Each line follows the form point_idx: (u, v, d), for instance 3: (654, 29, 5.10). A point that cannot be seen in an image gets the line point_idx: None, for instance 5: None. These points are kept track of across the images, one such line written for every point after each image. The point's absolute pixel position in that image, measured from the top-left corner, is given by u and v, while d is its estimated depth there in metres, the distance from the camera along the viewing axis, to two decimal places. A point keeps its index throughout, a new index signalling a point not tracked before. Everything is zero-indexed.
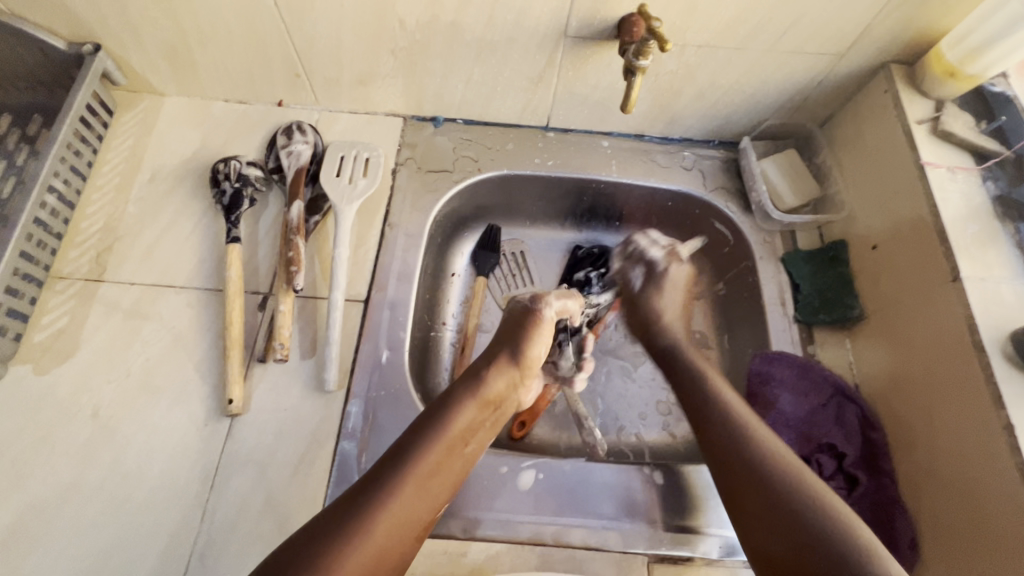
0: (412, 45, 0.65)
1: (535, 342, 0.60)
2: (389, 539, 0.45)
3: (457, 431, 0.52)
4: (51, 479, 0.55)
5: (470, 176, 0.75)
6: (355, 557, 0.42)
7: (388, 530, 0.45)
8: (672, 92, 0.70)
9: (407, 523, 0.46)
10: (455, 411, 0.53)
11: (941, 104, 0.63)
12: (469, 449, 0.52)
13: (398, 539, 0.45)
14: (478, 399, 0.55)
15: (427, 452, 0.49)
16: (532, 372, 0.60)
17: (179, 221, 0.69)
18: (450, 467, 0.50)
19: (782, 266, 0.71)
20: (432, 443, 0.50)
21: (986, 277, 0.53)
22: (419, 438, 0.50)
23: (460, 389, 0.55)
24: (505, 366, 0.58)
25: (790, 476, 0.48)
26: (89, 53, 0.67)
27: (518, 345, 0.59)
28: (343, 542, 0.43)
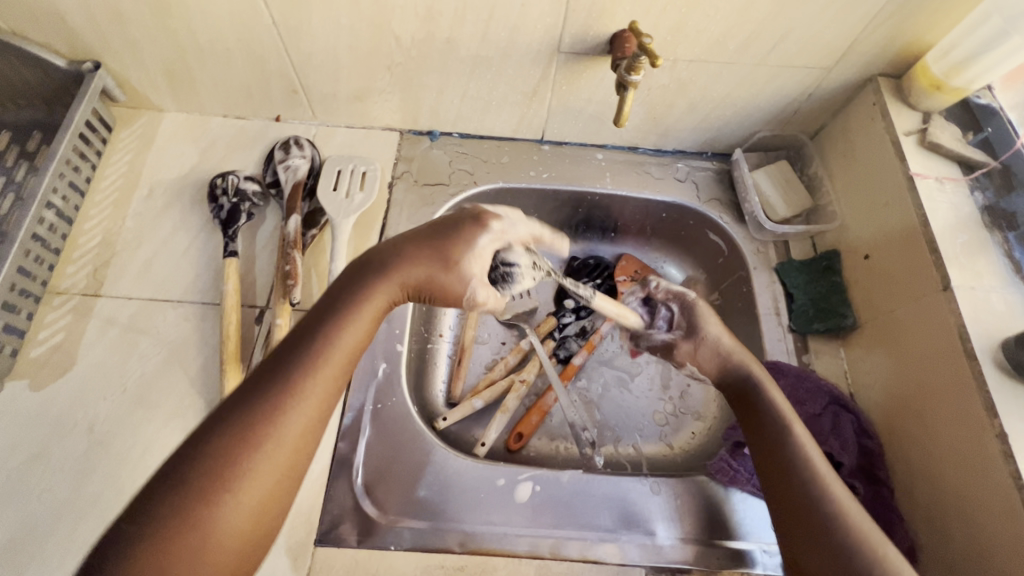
0: (408, 61, 0.66)
1: (460, 243, 0.51)
2: (275, 459, 0.38)
3: (351, 333, 0.44)
4: (45, 496, 0.55)
5: (466, 189, 0.76)
6: (237, 485, 0.37)
7: (269, 449, 0.38)
8: (665, 105, 0.71)
9: (296, 441, 0.39)
10: (341, 319, 0.44)
11: (928, 115, 0.64)
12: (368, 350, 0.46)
13: (284, 459, 0.39)
14: (378, 295, 0.47)
15: (330, 339, 0.43)
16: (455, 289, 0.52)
17: (177, 235, 0.69)
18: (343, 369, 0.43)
19: (776, 275, 0.71)
20: (337, 326, 0.44)
21: (976, 286, 0.54)
22: (301, 347, 0.42)
23: (372, 273, 0.48)
24: (406, 269, 0.48)
25: (810, 468, 0.46)
26: (89, 71, 0.68)
27: (439, 246, 0.50)
28: (216, 474, 0.36)
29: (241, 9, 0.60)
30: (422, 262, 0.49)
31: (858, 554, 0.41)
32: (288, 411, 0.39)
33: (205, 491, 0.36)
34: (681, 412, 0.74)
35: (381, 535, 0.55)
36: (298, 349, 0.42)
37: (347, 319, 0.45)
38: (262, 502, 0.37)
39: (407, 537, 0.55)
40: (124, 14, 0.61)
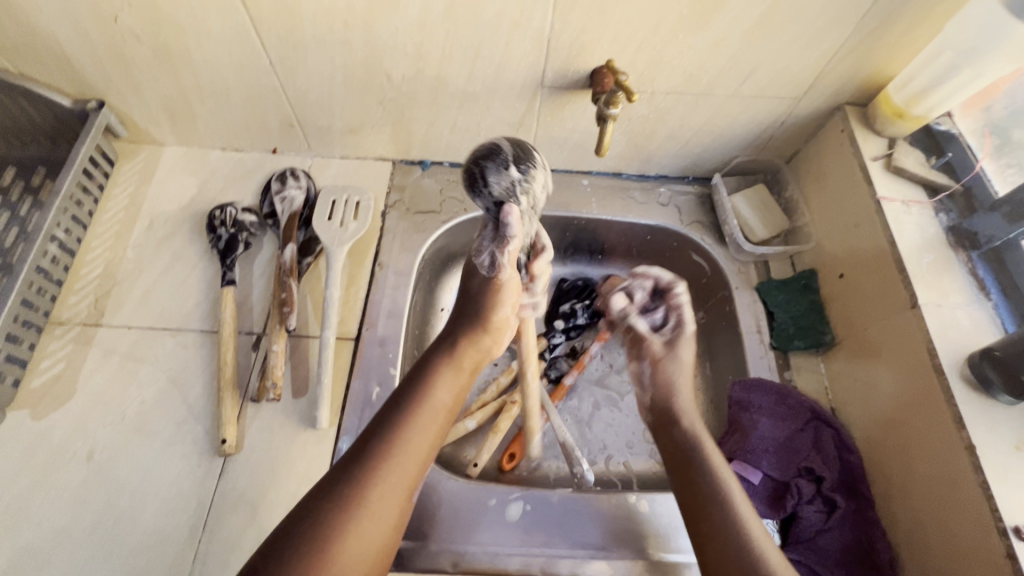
0: (399, 96, 0.70)
1: (501, 302, 0.61)
2: (387, 507, 0.47)
3: (440, 400, 0.54)
4: (44, 524, 0.56)
5: (457, 216, 0.79)
6: (354, 525, 0.45)
7: (383, 495, 0.47)
8: (645, 134, 0.74)
9: (403, 490, 0.49)
10: (433, 382, 0.55)
11: (893, 142, 0.67)
12: (453, 415, 0.55)
13: (393, 505, 0.48)
14: (453, 362, 0.57)
15: (414, 416, 0.52)
16: (501, 334, 0.62)
17: (176, 265, 0.72)
18: (433, 430, 0.52)
19: (757, 295, 0.74)
20: (417, 404, 0.53)
21: (942, 303, 0.56)
22: (400, 412, 0.52)
23: (436, 357, 0.58)
24: (474, 331, 0.60)
25: (717, 488, 0.52)
26: (93, 109, 0.71)
27: (483, 307, 0.60)
28: (339, 517, 0.45)
29: (240, 51, 0.63)
30: (472, 327, 0.60)
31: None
32: (394, 464, 0.49)
33: (333, 531, 0.44)
34: None
35: None
36: (402, 412, 0.52)
37: (433, 386, 0.55)
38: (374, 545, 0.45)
39: (401, 558, 0.56)
40: (129, 56, 0.64)
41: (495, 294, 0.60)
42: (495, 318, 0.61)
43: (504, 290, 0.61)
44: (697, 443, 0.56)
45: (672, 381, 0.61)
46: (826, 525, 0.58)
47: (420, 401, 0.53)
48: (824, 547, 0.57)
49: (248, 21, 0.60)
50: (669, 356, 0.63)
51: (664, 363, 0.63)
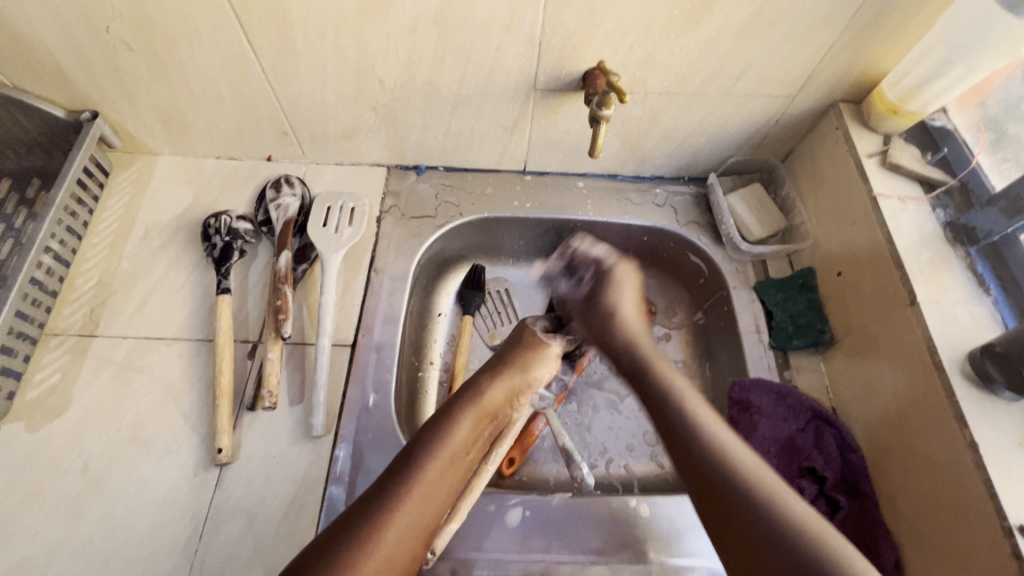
0: (392, 102, 0.70)
1: (540, 364, 0.63)
2: (397, 551, 0.47)
3: (460, 445, 0.54)
4: (39, 537, 0.55)
5: (453, 220, 0.78)
6: (367, 566, 0.44)
7: (396, 536, 0.47)
8: (640, 135, 0.74)
9: (413, 530, 0.48)
10: (456, 425, 0.55)
11: (888, 138, 0.67)
12: (469, 461, 0.55)
13: (404, 548, 0.47)
14: (478, 408, 0.58)
15: (434, 461, 0.52)
16: (531, 390, 0.63)
17: (171, 274, 0.71)
18: (451, 477, 0.53)
19: (755, 294, 0.73)
20: (439, 449, 0.53)
21: (942, 300, 0.56)
22: (422, 453, 0.52)
23: (461, 401, 0.58)
24: (509, 380, 0.61)
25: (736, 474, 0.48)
26: (87, 120, 0.71)
27: (521, 363, 0.62)
28: (352, 551, 0.45)
29: (232, 58, 0.63)
30: (508, 376, 0.61)
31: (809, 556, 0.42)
32: (408, 505, 0.49)
33: (345, 567, 0.44)
34: None
35: None
36: (422, 453, 0.52)
37: (457, 428, 0.55)
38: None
39: None
40: (122, 66, 0.64)
41: (535, 349, 0.64)
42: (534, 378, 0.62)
43: (549, 354, 0.64)
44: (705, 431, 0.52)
45: (615, 304, 0.66)
46: None
47: (443, 445, 0.53)
48: None
49: (240, 29, 0.60)
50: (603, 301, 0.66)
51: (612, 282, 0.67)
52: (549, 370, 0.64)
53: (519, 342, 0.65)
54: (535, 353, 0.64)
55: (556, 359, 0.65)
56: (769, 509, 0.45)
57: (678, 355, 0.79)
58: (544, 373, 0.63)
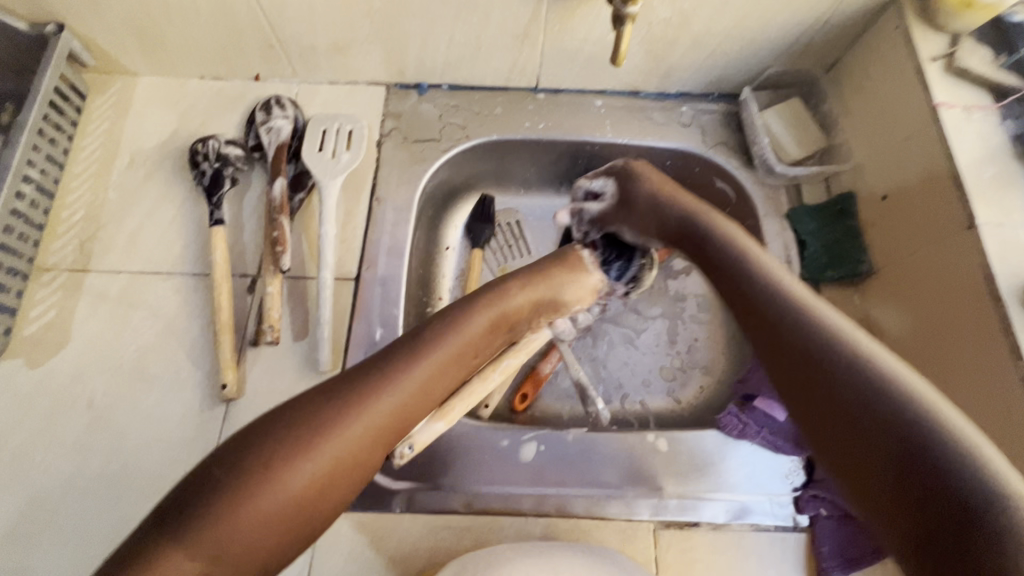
0: (388, 5, 0.62)
1: (573, 287, 0.59)
2: (383, 423, 0.42)
3: (470, 337, 0.50)
4: (50, 471, 0.55)
5: (458, 144, 0.72)
6: (346, 433, 0.40)
7: (384, 414, 0.42)
8: (667, 41, 0.66)
9: (404, 410, 0.43)
10: (472, 320, 0.51)
11: (955, 39, 0.58)
12: (475, 362, 0.51)
13: (388, 429, 0.43)
14: (496, 307, 0.53)
15: (437, 349, 0.47)
16: (556, 312, 0.59)
17: (161, 206, 0.67)
18: (456, 365, 0.48)
19: (788, 222, 0.67)
20: (442, 341, 0.48)
21: (1005, 223, 0.50)
22: (430, 336, 0.47)
23: (479, 297, 0.53)
24: (534, 289, 0.56)
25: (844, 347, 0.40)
26: (53, 33, 0.65)
27: (551, 278, 0.58)
28: (329, 419, 0.40)
29: None
30: (536, 287, 0.56)
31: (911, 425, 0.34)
32: (409, 381, 0.44)
33: (324, 430, 0.40)
34: (689, 366, 0.72)
35: (383, 498, 0.55)
36: (431, 338, 0.47)
37: (472, 321, 0.51)
38: (356, 460, 0.40)
39: (411, 500, 0.55)
40: None
41: (574, 271, 0.59)
42: (562, 298, 0.58)
43: (583, 280, 0.59)
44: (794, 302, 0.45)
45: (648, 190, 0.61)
46: None
47: (454, 332, 0.49)
48: None
49: None
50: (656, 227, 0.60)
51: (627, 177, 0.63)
52: (579, 294, 0.59)
53: (558, 258, 0.60)
54: (571, 275, 0.59)
55: (591, 292, 0.60)
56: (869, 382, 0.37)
57: (698, 288, 0.77)
58: (574, 300, 0.59)
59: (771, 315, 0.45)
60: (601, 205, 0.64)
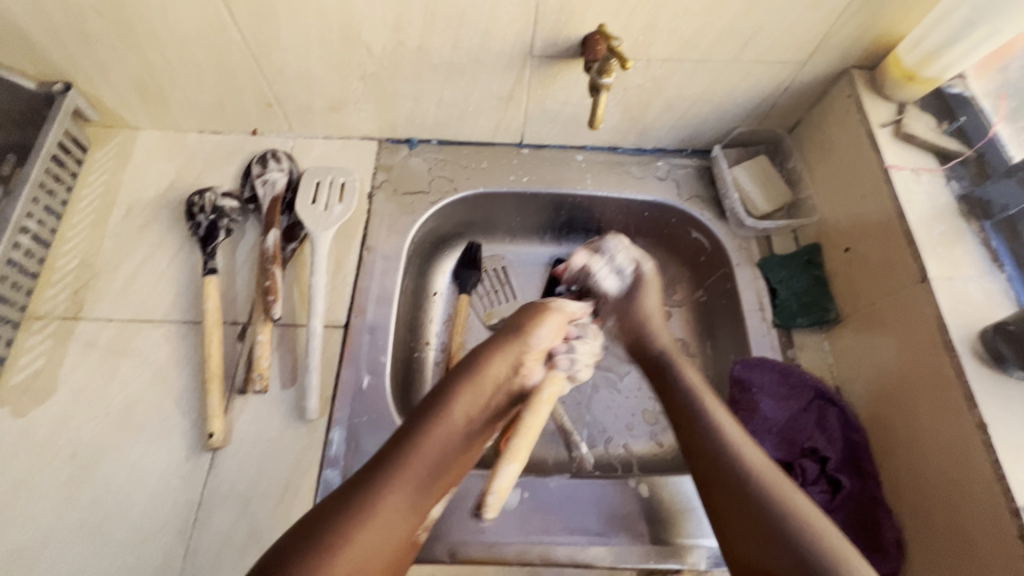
0: (381, 70, 0.66)
1: (541, 328, 0.59)
2: (395, 516, 0.47)
3: (459, 418, 0.53)
4: (29, 524, 0.54)
5: (446, 196, 0.76)
6: (366, 536, 0.45)
7: (389, 513, 0.47)
8: (641, 105, 0.71)
9: (412, 503, 0.48)
10: (455, 398, 0.53)
11: (902, 106, 0.64)
12: (473, 431, 0.53)
13: (399, 523, 0.47)
14: (475, 379, 0.55)
15: (427, 438, 0.50)
16: (537, 354, 0.58)
17: (156, 255, 0.69)
18: (450, 449, 0.51)
19: (759, 271, 0.71)
20: (432, 429, 0.51)
21: (954, 276, 0.54)
22: (420, 426, 0.51)
23: (458, 373, 0.56)
24: (509, 349, 0.57)
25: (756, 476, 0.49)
26: (60, 92, 0.68)
27: (523, 329, 0.59)
28: (344, 529, 0.44)
29: (208, 24, 0.59)
30: (507, 343, 0.57)
31: (806, 548, 0.45)
32: (407, 476, 0.48)
33: (337, 543, 0.44)
34: None
35: None
36: (421, 428, 0.51)
37: (455, 400, 0.53)
38: (381, 556, 0.45)
39: None
40: (92, 33, 0.60)
41: (537, 320, 0.60)
42: (534, 343, 0.58)
43: (549, 319, 0.60)
44: (717, 420, 0.54)
45: (647, 308, 0.69)
46: (830, 506, 0.57)
47: (440, 417, 0.52)
48: None
49: None
50: (635, 300, 0.69)
51: (642, 285, 0.70)
52: (551, 332, 0.59)
53: (523, 310, 0.62)
54: (535, 318, 0.60)
55: (558, 325, 0.60)
56: (771, 501, 0.48)
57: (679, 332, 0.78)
58: (546, 336, 0.59)
59: (695, 422, 0.55)
60: (619, 280, 0.70)
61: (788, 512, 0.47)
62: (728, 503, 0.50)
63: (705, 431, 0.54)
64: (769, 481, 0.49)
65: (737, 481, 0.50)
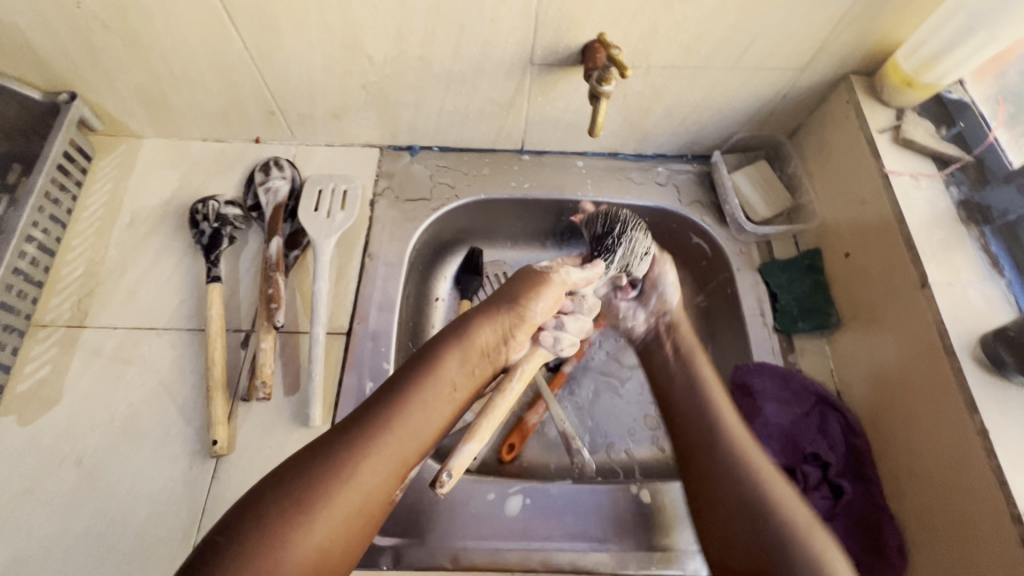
0: (382, 79, 0.66)
1: (537, 299, 0.59)
2: (375, 473, 0.46)
3: (445, 381, 0.52)
4: (34, 531, 0.55)
5: (448, 203, 0.76)
6: (345, 491, 0.44)
7: (369, 469, 0.45)
8: (642, 111, 0.71)
9: (393, 463, 0.47)
10: (444, 360, 0.53)
11: (901, 112, 0.64)
12: (456, 397, 0.53)
13: (379, 482, 0.46)
14: (464, 344, 0.55)
15: (414, 399, 0.50)
16: (526, 325, 0.59)
17: (160, 263, 0.70)
18: (436, 412, 0.51)
19: (760, 276, 0.71)
20: (419, 390, 0.51)
21: (954, 282, 0.54)
22: (407, 385, 0.51)
23: (449, 337, 0.56)
24: (500, 318, 0.58)
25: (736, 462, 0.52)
26: (65, 102, 0.68)
27: (517, 301, 0.59)
28: (326, 477, 0.43)
29: (211, 34, 0.60)
30: (500, 313, 0.58)
31: (789, 542, 0.46)
32: (391, 434, 0.48)
33: (318, 492, 0.43)
34: None
35: (371, 555, 0.55)
36: (408, 386, 0.51)
37: (444, 363, 0.53)
38: (357, 514, 0.44)
39: (398, 556, 0.55)
40: (97, 44, 0.61)
41: (533, 289, 0.60)
42: (527, 314, 0.59)
43: (546, 289, 0.60)
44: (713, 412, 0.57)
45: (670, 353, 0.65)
46: (832, 512, 0.57)
47: (428, 377, 0.52)
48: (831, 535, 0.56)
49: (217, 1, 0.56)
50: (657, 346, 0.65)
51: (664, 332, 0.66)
52: (546, 306, 0.60)
53: (519, 279, 0.61)
54: (531, 290, 0.59)
55: (555, 294, 0.60)
56: (755, 492, 0.50)
57: None
58: (542, 309, 0.59)
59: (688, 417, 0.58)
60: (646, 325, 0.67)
61: (770, 505, 0.49)
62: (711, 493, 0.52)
63: (693, 425, 0.57)
64: (761, 469, 0.52)
65: (716, 469, 0.53)
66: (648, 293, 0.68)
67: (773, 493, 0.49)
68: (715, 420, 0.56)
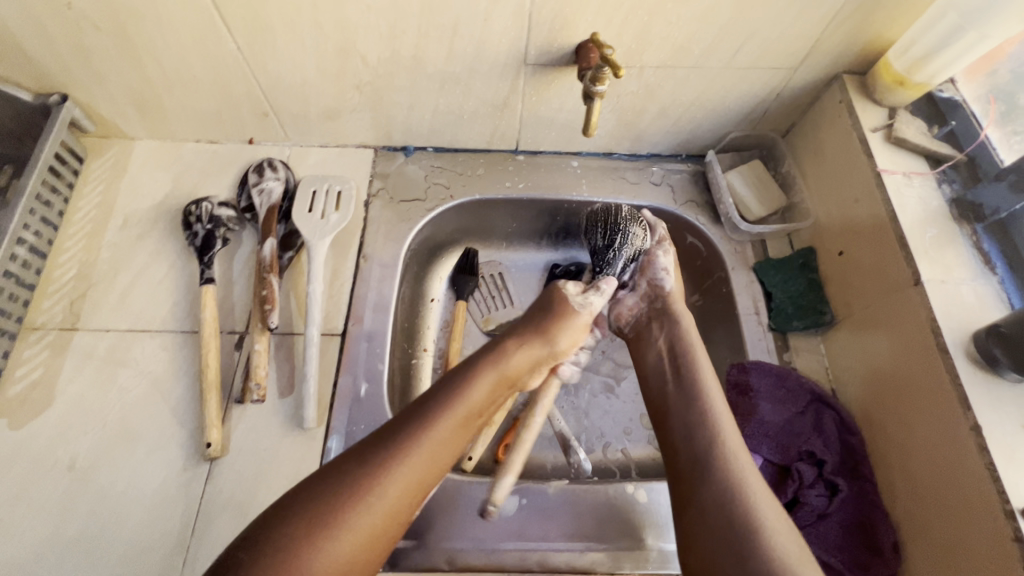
0: (376, 79, 0.66)
1: (564, 332, 0.61)
2: (399, 493, 0.45)
3: (474, 405, 0.52)
4: (26, 536, 0.54)
5: (443, 203, 0.76)
6: (368, 512, 0.43)
7: (394, 489, 0.45)
8: (636, 111, 0.71)
9: (416, 484, 0.46)
10: (475, 383, 0.53)
11: (893, 111, 0.65)
12: (480, 422, 0.53)
13: (402, 501, 0.46)
14: (497, 369, 0.55)
15: (443, 420, 0.49)
16: (554, 356, 0.61)
17: (153, 264, 0.69)
18: (462, 436, 0.51)
19: (755, 275, 0.72)
20: (449, 412, 0.50)
21: (946, 279, 0.54)
22: (438, 405, 0.50)
23: (480, 361, 0.56)
24: (531, 345, 0.59)
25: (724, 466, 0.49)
26: (56, 103, 0.68)
27: (547, 332, 0.60)
28: (347, 497, 0.43)
29: (203, 35, 0.60)
30: (532, 342, 0.59)
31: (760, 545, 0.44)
32: (419, 455, 0.47)
33: (339, 511, 0.42)
34: None
35: None
36: (437, 407, 0.50)
37: (475, 386, 0.53)
38: (378, 533, 0.44)
39: (394, 558, 0.55)
40: (88, 45, 0.61)
41: (562, 319, 0.61)
42: (555, 345, 0.60)
43: (574, 321, 0.62)
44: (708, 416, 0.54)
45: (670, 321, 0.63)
46: (827, 510, 0.57)
47: (459, 400, 0.51)
48: (826, 533, 0.56)
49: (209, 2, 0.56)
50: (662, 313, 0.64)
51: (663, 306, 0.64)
52: (572, 337, 0.61)
53: (545, 309, 0.62)
54: (561, 320, 0.61)
55: (581, 328, 0.62)
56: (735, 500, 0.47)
57: None
58: (568, 340, 0.61)
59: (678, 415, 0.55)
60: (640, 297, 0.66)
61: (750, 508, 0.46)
62: (691, 496, 0.49)
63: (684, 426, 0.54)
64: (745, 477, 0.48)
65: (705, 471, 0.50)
66: (638, 280, 0.66)
67: (754, 499, 0.47)
68: (708, 420, 0.53)
